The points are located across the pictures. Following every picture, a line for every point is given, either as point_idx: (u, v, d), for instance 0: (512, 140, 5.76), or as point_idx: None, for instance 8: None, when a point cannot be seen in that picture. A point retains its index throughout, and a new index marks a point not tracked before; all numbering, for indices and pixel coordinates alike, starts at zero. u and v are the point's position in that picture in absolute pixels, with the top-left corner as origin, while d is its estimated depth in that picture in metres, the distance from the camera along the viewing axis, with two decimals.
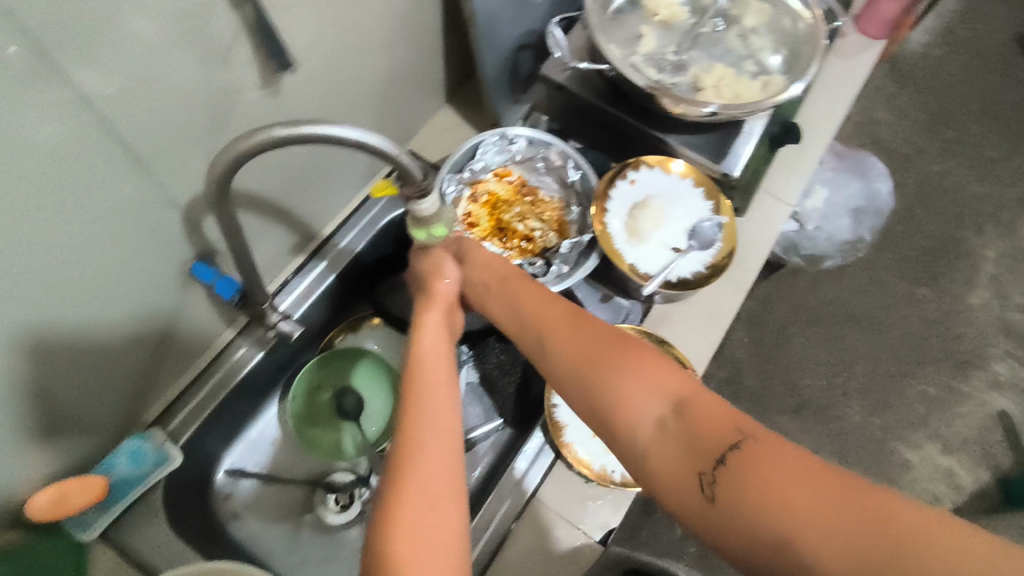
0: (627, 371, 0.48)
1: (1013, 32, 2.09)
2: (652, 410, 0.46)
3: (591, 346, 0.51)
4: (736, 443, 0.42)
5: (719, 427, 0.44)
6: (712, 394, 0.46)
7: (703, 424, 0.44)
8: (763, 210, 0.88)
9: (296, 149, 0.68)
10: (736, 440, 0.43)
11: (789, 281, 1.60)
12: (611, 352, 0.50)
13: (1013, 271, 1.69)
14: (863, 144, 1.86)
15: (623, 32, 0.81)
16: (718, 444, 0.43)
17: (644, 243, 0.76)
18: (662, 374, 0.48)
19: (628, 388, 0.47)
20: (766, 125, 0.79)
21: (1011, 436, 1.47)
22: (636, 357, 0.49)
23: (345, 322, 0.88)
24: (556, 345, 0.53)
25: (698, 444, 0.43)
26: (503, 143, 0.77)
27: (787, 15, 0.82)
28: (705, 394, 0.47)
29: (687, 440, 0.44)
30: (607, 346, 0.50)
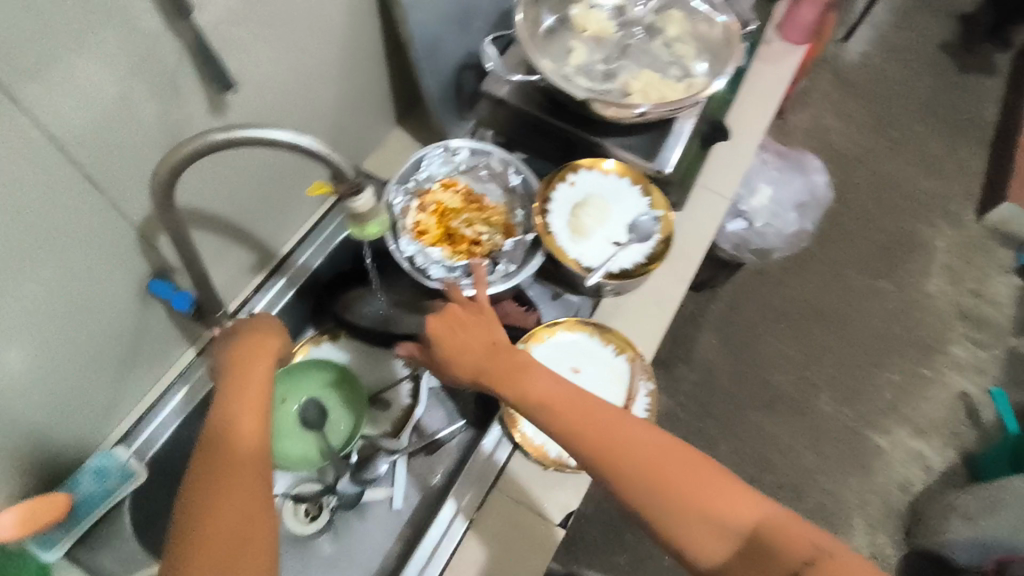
0: (697, 488, 0.54)
1: (941, 39, 2.23)
2: (727, 534, 0.53)
3: (650, 459, 0.56)
4: (812, 561, 0.50)
5: (794, 545, 0.52)
6: (774, 511, 0.54)
7: (778, 540, 0.52)
8: (703, 203, 0.93)
9: (256, 154, 0.70)
10: (810, 557, 0.51)
11: (752, 282, 1.66)
12: (678, 469, 0.55)
13: (963, 258, 1.76)
14: (813, 149, 1.93)
15: (555, 46, 0.86)
16: (792, 561, 0.51)
17: (587, 239, 0.80)
18: (727, 493, 0.54)
19: (700, 503, 0.54)
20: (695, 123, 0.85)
21: (974, 415, 1.51)
22: (700, 475, 0.55)
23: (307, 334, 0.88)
24: (611, 455, 0.56)
25: (775, 560, 0.51)
26: (447, 155, 0.82)
27: (704, 26, 0.89)
28: (768, 513, 0.54)
29: (762, 558, 0.52)
30: (670, 462, 0.55)
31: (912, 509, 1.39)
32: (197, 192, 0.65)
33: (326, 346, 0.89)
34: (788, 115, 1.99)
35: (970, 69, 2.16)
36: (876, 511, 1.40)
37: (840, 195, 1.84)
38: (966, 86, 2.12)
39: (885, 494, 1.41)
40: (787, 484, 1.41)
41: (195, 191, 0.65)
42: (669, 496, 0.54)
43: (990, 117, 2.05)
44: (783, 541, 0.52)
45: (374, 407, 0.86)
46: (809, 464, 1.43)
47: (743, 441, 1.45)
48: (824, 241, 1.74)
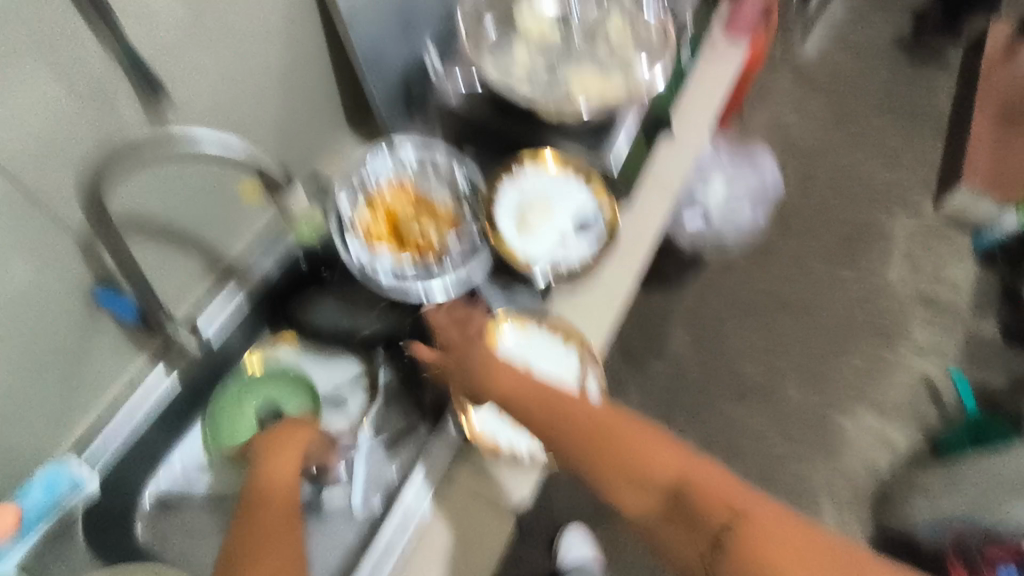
0: (625, 450, 0.60)
1: (895, 34, 2.29)
2: (648, 490, 0.58)
3: (584, 428, 0.63)
4: (728, 522, 0.52)
5: (716, 504, 0.54)
6: (703, 473, 0.57)
7: (700, 497, 0.55)
8: (650, 197, 0.95)
9: (209, 172, 0.79)
10: (728, 518, 0.53)
11: (720, 275, 1.68)
12: (609, 435, 0.62)
13: (923, 245, 1.80)
14: (774, 145, 1.98)
15: (500, 51, 0.88)
16: (714, 521, 0.53)
17: (533, 236, 0.82)
18: (652, 454, 0.59)
19: (631, 464, 0.59)
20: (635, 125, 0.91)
21: (937, 397, 1.54)
22: (631, 440, 0.61)
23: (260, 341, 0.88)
24: (552, 424, 0.64)
25: (697, 520, 0.54)
26: (393, 157, 0.84)
27: (643, 29, 0.92)
28: (696, 472, 0.57)
29: (686, 517, 0.56)
30: (608, 431, 0.62)
31: (880, 491, 1.43)
32: (129, 192, 0.69)
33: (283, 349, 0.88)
34: (748, 113, 2.04)
35: (924, 62, 2.22)
36: (845, 495, 1.43)
37: (801, 189, 1.88)
38: (921, 79, 2.18)
39: (852, 478, 1.44)
40: (756, 472, 1.44)
41: (127, 195, 0.69)
42: (598, 459, 0.61)
43: (945, 108, 2.11)
44: (711, 498, 0.55)
45: (330, 415, 0.86)
46: (778, 451, 1.46)
47: (711, 432, 1.48)
48: (788, 234, 1.78)
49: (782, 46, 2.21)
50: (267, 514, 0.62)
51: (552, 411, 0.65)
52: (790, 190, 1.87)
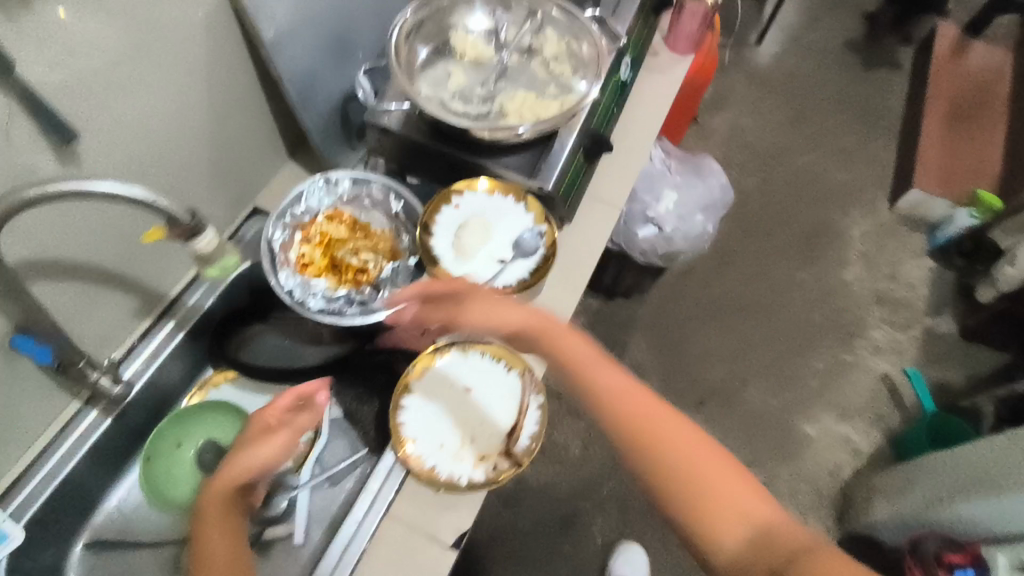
0: (709, 467, 0.60)
1: (846, 37, 2.33)
2: (736, 512, 0.58)
3: (665, 428, 0.62)
4: (812, 554, 0.55)
5: (794, 542, 0.57)
6: (780, 516, 0.59)
7: (779, 536, 0.57)
8: (594, 215, 0.95)
9: (122, 209, 0.73)
10: (809, 549, 0.55)
11: (679, 283, 1.69)
12: (695, 448, 0.61)
13: (879, 245, 1.83)
14: (731, 149, 1.99)
15: (434, 73, 0.88)
16: (792, 552, 0.56)
17: (470, 260, 0.81)
18: (736, 478, 0.60)
19: (716, 483, 0.59)
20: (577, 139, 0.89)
21: (896, 396, 1.57)
22: (721, 461, 0.61)
23: (197, 382, 0.89)
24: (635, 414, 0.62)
25: (776, 548, 0.56)
26: (328, 186, 0.83)
27: (577, 45, 0.91)
28: (772, 513, 0.59)
29: (765, 543, 0.57)
30: (692, 441, 0.61)
31: (842, 493, 1.45)
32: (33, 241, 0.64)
33: (223, 388, 0.89)
34: (706, 117, 2.05)
35: (875, 64, 2.27)
36: (808, 497, 1.44)
37: (760, 192, 1.90)
38: (873, 81, 2.22)
39: (814, 480, 1.46)
40: None
41: (27, 239, 0.63)
42: (679, 466, 0.60)
43: (897, 108, 2.15)
44: (785, 538, 0.57)
45: None
46: (743, 457, 1.46)
47: None
48: (747, 238, 1.79)
49: (736, 50, 2.23)
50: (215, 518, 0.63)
51: (637, 401, 0.63)
52: (749, 194, 1.88)
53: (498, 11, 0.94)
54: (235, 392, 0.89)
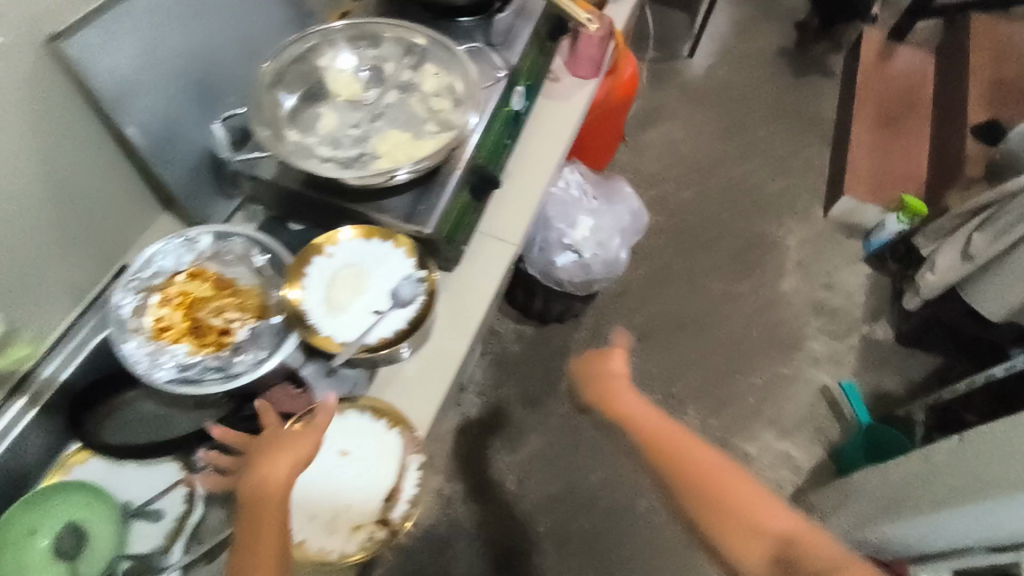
0: (739, 491, 0.74)
1: (777, 46, 2.35)
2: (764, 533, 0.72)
3: (705, 477, 0.74)
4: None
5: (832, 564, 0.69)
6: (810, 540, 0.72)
7: (805, 553, 0.70)
8: (487, 254, 0.93)
9: None
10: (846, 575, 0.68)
11: (613, 304, 1.67)
12: (729, 486, 0.74)
13: (815, 252, 1.82)
14: (666, 161, 1.96)
15: (302, 118, 0.84)
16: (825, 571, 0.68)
17: (343, 313, 0.77)
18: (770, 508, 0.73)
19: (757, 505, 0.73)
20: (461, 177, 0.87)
21: (836, 407, 1.55)
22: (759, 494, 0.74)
23: (54, 464, 0.81)
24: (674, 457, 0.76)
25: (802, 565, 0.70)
26: (188, 244, 0.79)
27: (451, 78, 0.89)
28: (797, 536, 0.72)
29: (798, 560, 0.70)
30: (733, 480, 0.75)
31: None
32: None
33: (83, 466, 0.81)
34: (640, 133, 2.02)
35: (806, 72, 2.29)
36: None
37: (695, 206, 1.88)
38: (805, 88, 2.23)
39: None
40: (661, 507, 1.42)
41: None
42: (711, 490, 0.74)
43: (829, 114, 2.16)
44: (814, 557, 0.70)
45: (139, 530, 0.78)
46: None
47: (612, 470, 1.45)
48: (682, 255, 1.77)
49: (668, 64, 2.23)
50: (270, 525, 0.60)
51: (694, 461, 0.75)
52: (685, 209, 1.86)
53: (365, 44, 0.91)
54: (97, 467, 0.81)
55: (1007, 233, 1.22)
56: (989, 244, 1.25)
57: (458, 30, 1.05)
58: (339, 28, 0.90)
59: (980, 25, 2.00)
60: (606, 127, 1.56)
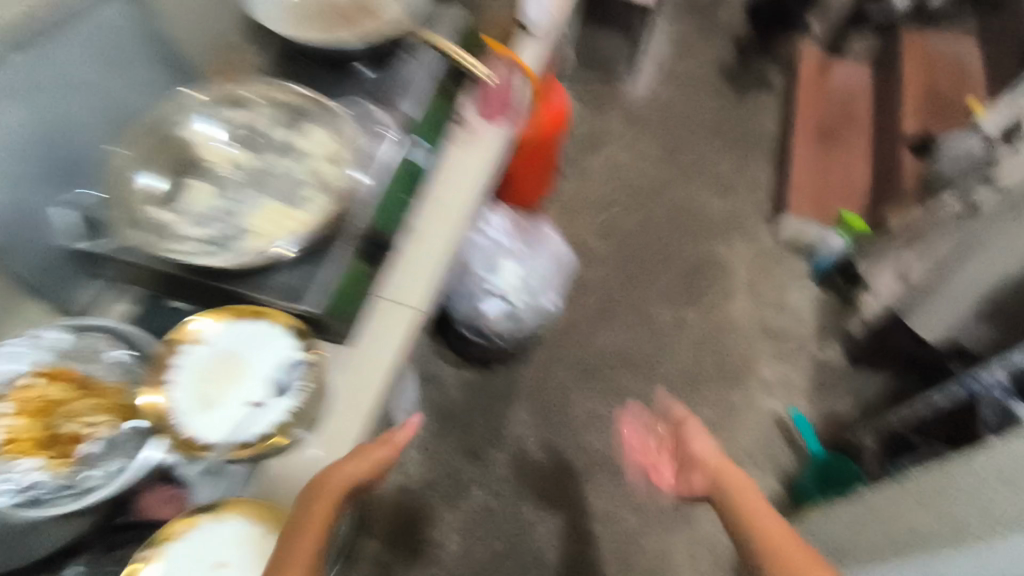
0: None
1: (718, 63, 2.34)
2: None
3: None
4: None
5: None
6: None
7: None
8: (388, 322, 0.88)
9: None
10: None
11: (561, 339, 1.61)
12: None
13: (763, 273, 1.79)
14: (609, 188, 1.93)
15: (175, 192, 0.82)
16: None
17: (215, 409, 0.71)
18: None
19: None
20: (350, 246, 0.81)
21: (790, 436, 1.51)
22: None
23: None
24: None
25: None
26: (37, 343, 0.72)
27: (329, 138, 0.85)
28: None
29: None
30: None
31: None
32: None
33: None
34: (582, 159, 1.98)
35: (747, 88, 2.28)
36: (706, 563, 1.36)
37: (640, 232, 1.84)
38: (748, 104, 2.22)
39: (714, 544, 1.37)
40: (612, 556, 1.36)
41: None
42: None
43: (773, 129, 2.14)
44: None
45: None
46: (635, 528, 1.38)
47: (561, 520, 1.39)
48: (628, 285, 1.73)
49: (608, 87, 2.20)
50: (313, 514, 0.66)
51: None
52: (630, 236, 1.83)
53: (232, 111, 0.87)
54: None
55: None
56: None
57: (357, 81, 0.99)
58: (201, 97, 0.87)
59: (911, 37, 2.02)
60: (540, 153, 1.55)
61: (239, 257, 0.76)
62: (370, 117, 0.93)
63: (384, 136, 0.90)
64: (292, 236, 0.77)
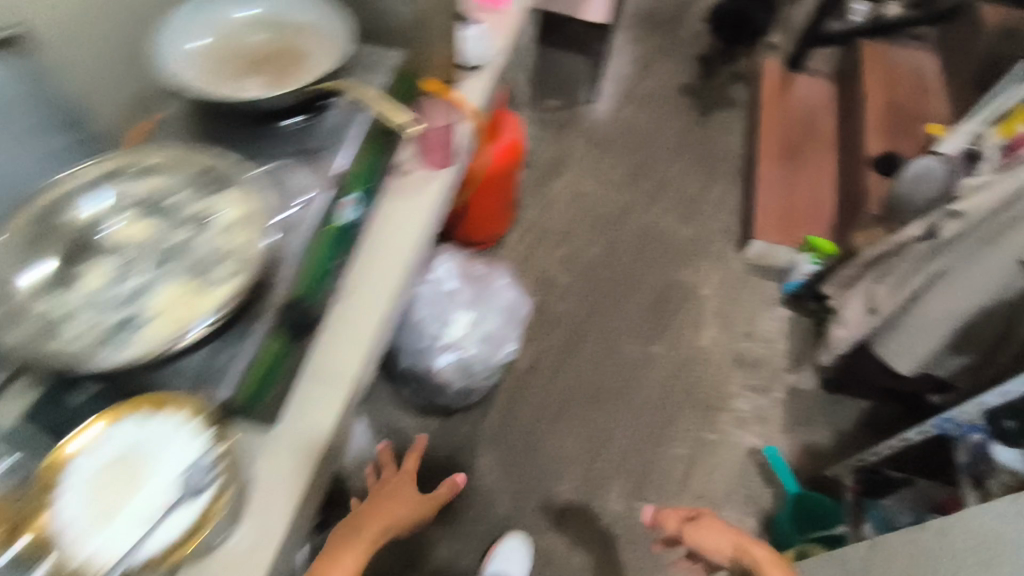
0: None
1: (681, 81, 2.31)
2: None
3: None
4: None
5: None
6: None
7: None
8: (320, 396, 0.84)
9: None
10: None
11: (527, 379, 1.55)
12: None
13: (732, 298, 1.75)
14: (573, 215, 1.87)
15: (65, 277, 0.72)
16: None
17: (112, 523, 0.63)
18: None
19: None
20: (268, 323, 0.75)
21: (766, 471, 1.46)
22: None
23: None
24: None
25: None
26: None
27: (238, 194, 0.77)
28: None
29: None
30: None
31: None
32: None
33: None
34: (544, 186, 1.93)
35: (711, 106, 2.25)
36: None
37: (606, 261, 1.79)
38: (712, 123, 2.19)
39: None
40: None
41: None
42: None
43: (737, 148, 2.11)
44: None
45: None
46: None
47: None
48: (595, 317, 1.68)
49: (570, 110, 2.16)
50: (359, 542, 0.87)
51: None
52: (595, 266, 1.78)
53: (129, 180, 0.79)
54: None
55: (906, 286, 1.17)
56: (892, 297, 1.20)
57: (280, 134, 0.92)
58: (91, 169, 0.79)
59: (871, 51, 2.00)
60: (495, 184, 1.49)
61: (146, 347, 0.67)
62: (287, 176, 0.87)
63: (303, 196, 0.84)
64: (212, 317, 0.68)
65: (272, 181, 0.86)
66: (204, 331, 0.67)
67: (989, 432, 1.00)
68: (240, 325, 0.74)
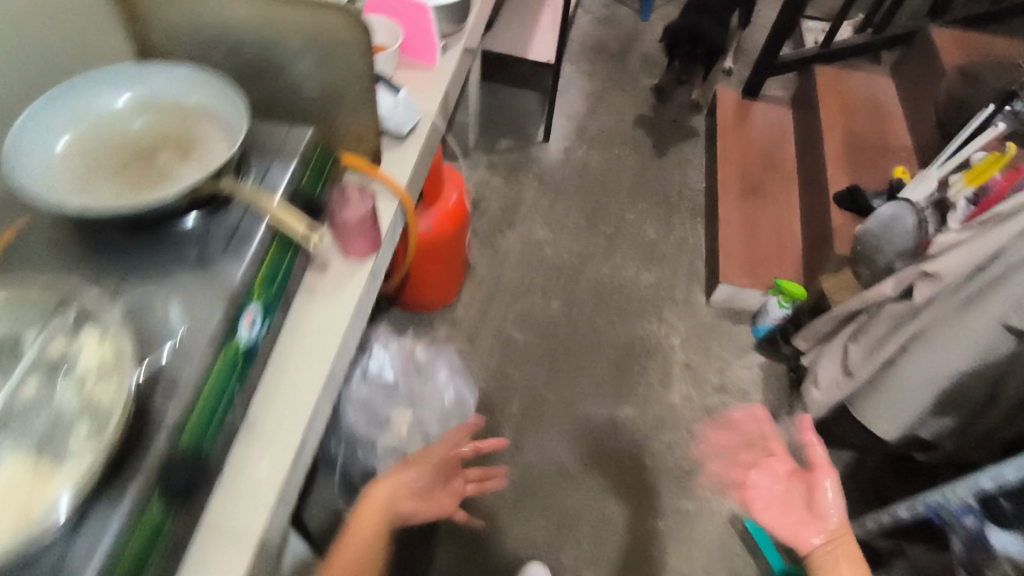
0: None
1: (637, 115, 2.25)
2: None
3: None
4: None
5: None
6: None
7: None
8: (220, 561, 0.70)
9: None
10: None
11: (489, 455, 1.46)
12: None
13: (701, 349, 1.67)
14: (530, 270, 1.79)
15: None
16: None
17: None
18: None
19: None
20: (139, 487, 0.62)
21: (749, 542, 1.38)
22: None
23: None
24: None
25: None
26: None
27: (96, 336, 0.65)
28: None
29: None
30: None
31: None
32: None
33: None
34: (500, 239, 1.85)
35: (669, 138, 2.19)
36: None
37: (568, 314, 1.70)
38: (670, 157, 2.13)
39: None
40: None
41: None
42: None
43: (698, 183, 2.05)
44: None
45: None
46: None
47: None
48: (559, 379, 1.58)
49: (524, 153, 2.08)
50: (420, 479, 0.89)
51: None
52: (555, 321, 1.69)
53: None
54: None
55: (881, 349, 1.09)
56: (867, 361, 1.12)
57: (177, 239, 0.80)
58: None
59: (826, 78, 1.95)
60: (433, 245, 1.40)
61: None
62: (161, 297, 0.73)
63: (181, 324, 0.71)
64: (65, 497, 0.57)
65: (158, 298, 0.73)
66: (74, 506, 0.56)
67: (984, 512, 0.90)
68: (103, 495, 0.61)
